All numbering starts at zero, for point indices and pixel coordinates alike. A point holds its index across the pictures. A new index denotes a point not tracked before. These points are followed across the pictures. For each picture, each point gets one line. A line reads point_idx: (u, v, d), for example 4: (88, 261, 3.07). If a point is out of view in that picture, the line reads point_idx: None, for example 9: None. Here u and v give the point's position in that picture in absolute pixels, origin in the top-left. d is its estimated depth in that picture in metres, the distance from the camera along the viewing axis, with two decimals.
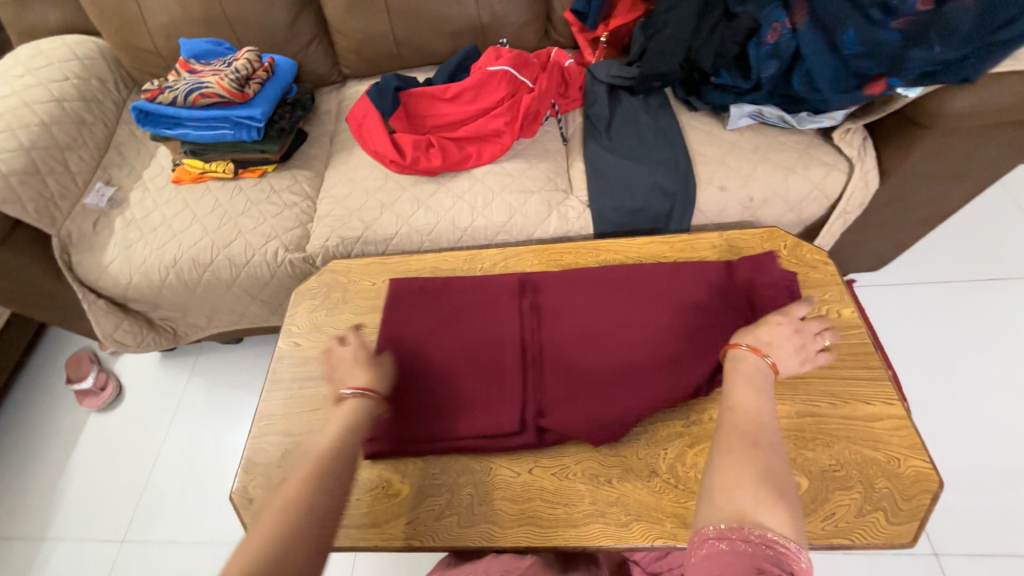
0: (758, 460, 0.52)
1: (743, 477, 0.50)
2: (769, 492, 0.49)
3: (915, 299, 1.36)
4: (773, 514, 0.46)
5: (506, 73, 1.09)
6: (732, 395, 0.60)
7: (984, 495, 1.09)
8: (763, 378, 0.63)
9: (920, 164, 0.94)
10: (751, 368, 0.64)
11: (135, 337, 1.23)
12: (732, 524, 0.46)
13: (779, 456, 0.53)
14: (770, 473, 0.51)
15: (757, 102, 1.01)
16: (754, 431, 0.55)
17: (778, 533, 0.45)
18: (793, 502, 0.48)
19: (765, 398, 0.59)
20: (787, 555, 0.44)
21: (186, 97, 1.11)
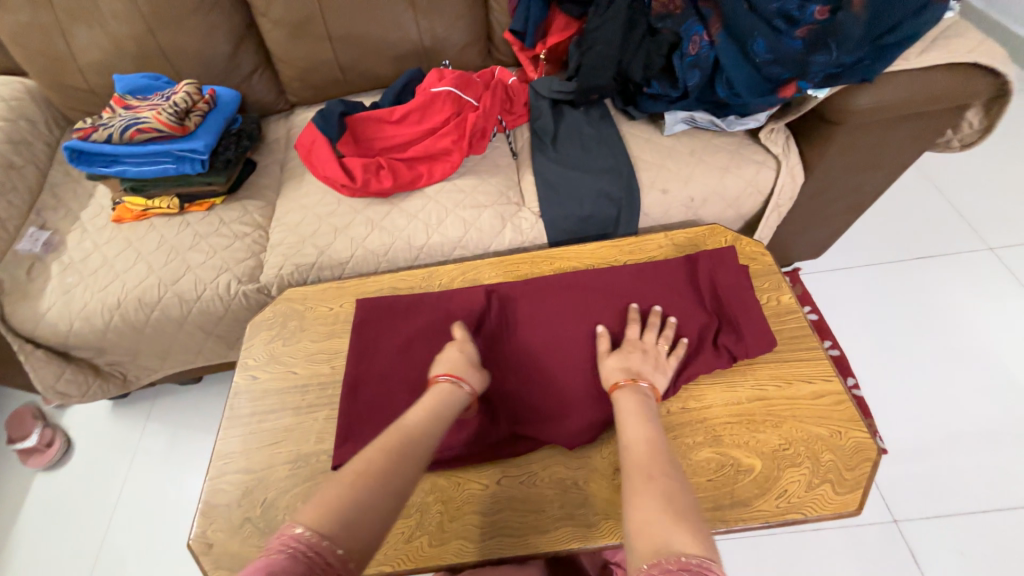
0: (659, 489, 0.55)
1: (651, 510, 0.53)
2: (672, 514, 0.52)
3: (854, 282, 1.45)
4: (680, 536, 0.49)
5: (450, 93, 1.12)
6: (625, 433, 0.66)
7: (931, 459, 1.17)
8: (646, 406, 0.70)
9: (838, 157, 1.02)
10: (636, 398, 0.71)
11: (80, 387, 1.17)
12: (653, 560, 0.47)
13: (676, 480, 0.57)
14: (675, 499, 0.54)
15: (687, 108, 1.06)
16: (650, 463, 0.60)
17: (690, 554, 0.46)
18: (697, 519, 0.52)
19: (652, 427, 0.66)
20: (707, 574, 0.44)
21: (122, 133, 1.08)
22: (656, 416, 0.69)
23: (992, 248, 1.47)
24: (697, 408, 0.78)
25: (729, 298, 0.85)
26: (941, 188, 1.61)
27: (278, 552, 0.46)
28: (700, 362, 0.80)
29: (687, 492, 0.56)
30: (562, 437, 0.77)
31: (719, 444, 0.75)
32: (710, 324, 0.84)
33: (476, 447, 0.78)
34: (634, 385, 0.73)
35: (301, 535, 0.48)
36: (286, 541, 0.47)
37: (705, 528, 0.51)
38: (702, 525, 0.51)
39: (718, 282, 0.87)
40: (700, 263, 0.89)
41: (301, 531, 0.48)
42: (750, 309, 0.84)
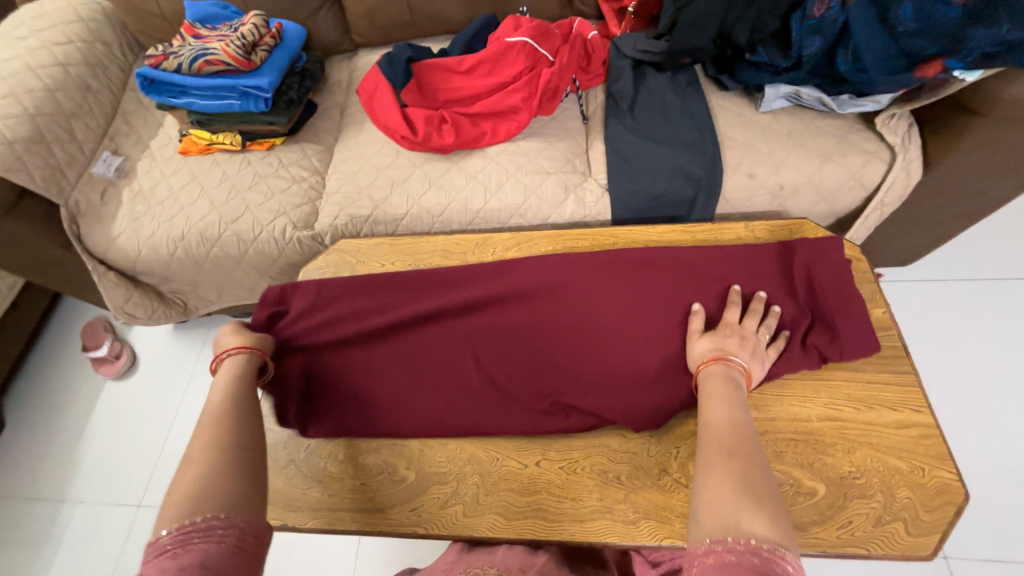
0: (737, 470, 0.53)
1: (724, 488, 0.51)
2: (748, 496, 0.50)
3: (948, 297, 1.30)
4: (752, 518, 0.47)
5: (526, 45, 1.03)
6: (707, 412, 0.62)
7: (1002, 500, 1.06)
8: (737, 390, 0.64)
9: (969, 154, 0.87)
10: (724, 378, 0.66)
11: (146, 311, 1.23)
12: (718, 536, 0.47)
13: (758, 462, 0.54)
14: (751, 481, 0.51)
15: (795, 82, 0.93)
16: (732, 442, 0.56)
17: (761, 539, 0.45)
18: (774, 506, 0.49)
19: (738, 409, 0.61)
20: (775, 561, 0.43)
21: (191, 64, 1.07)
22: (746, 399, 0.64)
23: None
24: (759, 419, 0.72)
25: (828, 294, 0.77)
26: None
27: (157, 558, 0.48)
28: (787, 361, 0.73)
29: (770, 475, 0.53)
30: (626, 417, 0.74)
31: (780, 461, 0.69)
32: (802, 318, 0.76)
33: (525, 420, 0.76)
34: (725, 363, 0.68)
35: (162, 539, 0.50)
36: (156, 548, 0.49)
37: (784, 515, 0.48)
38: (780, 511, 0.49)
39: (816, 275, 0.78)
40: (796, 253, 0.81)
41: (163, 534, 0.50)
42: (854, 309, 0.75)
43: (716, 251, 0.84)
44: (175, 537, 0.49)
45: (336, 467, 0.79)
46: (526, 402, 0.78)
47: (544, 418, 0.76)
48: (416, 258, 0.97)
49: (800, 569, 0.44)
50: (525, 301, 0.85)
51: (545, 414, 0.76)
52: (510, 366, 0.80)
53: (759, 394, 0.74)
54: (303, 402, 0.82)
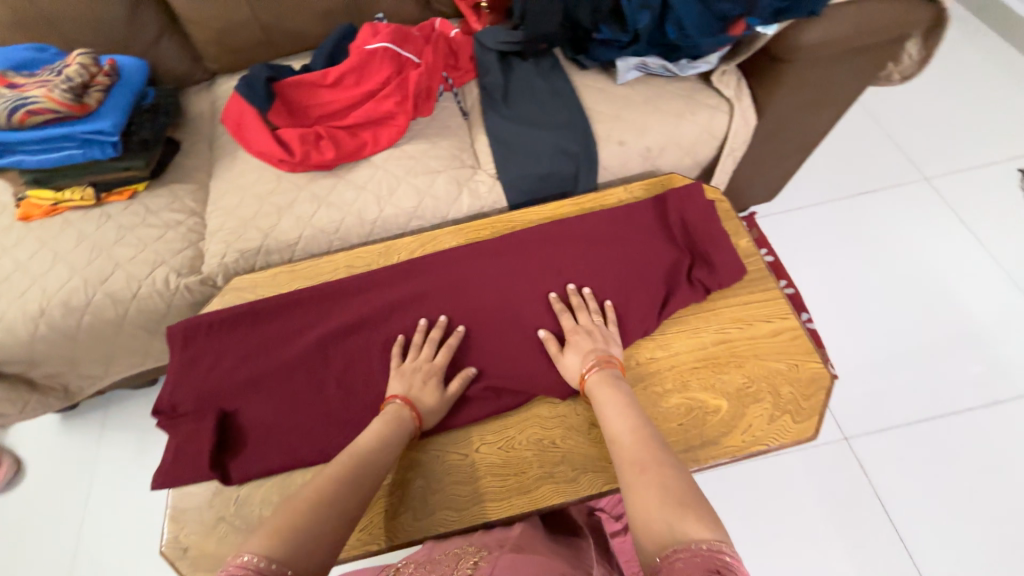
0: (653, 480, 0.57)
1: (652, 502, 0.54)
2: (672, 501, 0.54)
3: (808, 220, 1.50)
4: (686, 524, 0.51)
5: (388, 50, 1.03)
6: (606, 424, 0.67)
7: (876, 379, 1.27)
8: (622, 391, 0.70)
9: (787, 96, 1.02)
10: (605, 383, 0.71)
11: (16, 405, 1.07)
12: (665, 552, 0.49)
13: (673, 465, 0.59)
14: (672, 485, 0.56)
15: (639, 53, 1.02)
16: (644, 452, 0.61)
17: (700, 539, 0.48)
18: (696, 504, 0.53)
19: (632, 413, 0.67)
20: (716, 553, 0.47)
21: (9, 116, 0.93)
22: (630, 394, 0.71)
23: (928, 178, 1.55)
24: (664, 357, 0.80)
25: (701, 232, 0.87)
26: (882, 123, 1.66)
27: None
28: (675, 300, 0.82)
29: (681, 470, 0.58)
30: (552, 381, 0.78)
31: (688, 389, 0.77)
32: (682, 259, 0.85)
33: (459, 410, 0.78)
34: (603, 371, 0.73)
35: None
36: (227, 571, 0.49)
37: (707, 507, 0.53)
38: (703, 505, 0.53)
39: (688, 217, 0.88)
40: (669, 203, 0.89)
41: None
42: (723, 244, 0.85)
43: (603, 215, 0.91)
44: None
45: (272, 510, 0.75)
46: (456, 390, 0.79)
47: (478, 404, 0.78)
48: (319, 279, 0.94)
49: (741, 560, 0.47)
50: (435, 296, 0.86)
51: (478, 400, 0.78)
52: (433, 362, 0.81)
53: (659, 335, 0.82)
54: (229, 450, 0.79)
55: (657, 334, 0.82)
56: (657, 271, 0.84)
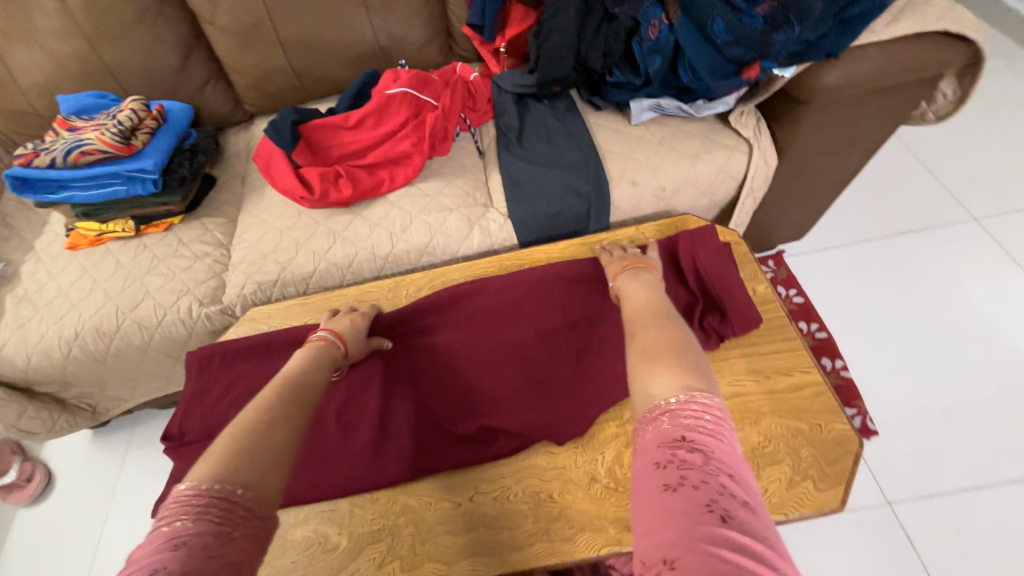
0: (640, 340, 0.57)
1: (633, 361, 0.54)
2: (651, 355, 0.53)
3: (842, 259, 1.42)
4: (653, 376, 0.50)
5: (406, 94, 1.08)
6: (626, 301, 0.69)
7: (923, 435, 1.15)
8: (649, 280, 0.73)
9: (809, 137, 0.99)
10: (627, 276, 0.75)
11: (46, 423, 1.12)
12: (643, 415, 0.48)
13: (667, 324, 0.58)
14: (654, 344, 0.55)
15: (652, 95, 1.03)
16: (644, 316, 0.61)
17: (670, 397, 0.47)
18: (678, 352, 0.52)
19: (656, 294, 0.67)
20: (686, 415, 0.45)
21: (66, 156, 1.03)
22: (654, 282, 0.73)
23: (977, 218, 1.45)
24: None
25: (719, 274, 0.83)
26: (922, 159, 1.58)
27: (165, 553, 0.40)
28: None
29: (675, 327, 0.58)
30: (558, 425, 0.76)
31: None
32: (694, 304, 0.81)
33: (453, 452, 0.76)
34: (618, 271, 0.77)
35: (181, 529, 0.41)
36: (172, 509, 0.43)
37: (681, 358, 0.51)
38: (685, 355, 0.52)
39: (701, 260, 0.84)
40: (681, 244, 0.86)
41: (181, 523, 0.42)
42: (738, 291, 0.81)
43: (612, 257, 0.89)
44: (196, 526, 0.42)
45: None
46: (456, 431, 0.77)
47: (472, 445, 0.76)
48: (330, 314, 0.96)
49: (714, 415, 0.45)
50: (442, 334, 0.86)
51: (473, 441, 0.76)
52: (437, 401, 0.80)
53: None
54: None
55: None
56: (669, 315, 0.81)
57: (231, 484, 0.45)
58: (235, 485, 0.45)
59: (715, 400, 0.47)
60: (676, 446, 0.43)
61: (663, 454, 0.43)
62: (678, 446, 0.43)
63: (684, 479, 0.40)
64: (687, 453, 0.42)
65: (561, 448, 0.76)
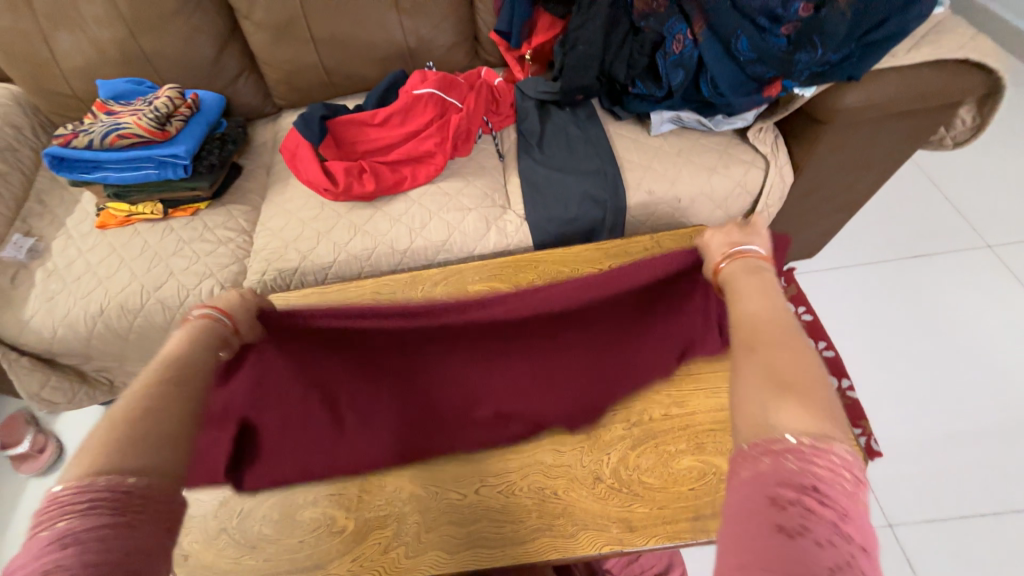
0: (765, 357, 0.43)
1: (750, 381, 0.41)
2: (774, 386, 0.40)
3: (853, 280, 1.43)
4: (784, 408, 0.38)
5: (433, 95, 1.11)
6: (736, 306, 0.52)
7: (928, 460, 1.15)
8: (767, 282, 0.54)
9: (826, 156, 1.00)
10: (747, 270, 0.56)
11: (66, 395, 1.17)
12: (748, 439, 0.37)
13: (796, 346, 0.44)
14: (781, 367, 0.41)
15: (673, 108, 1.05)
16: (772, 329, 0.46)
17: (798, 433, 0.36)
18: (807, 391, 0.39)
19: (778, 301, 0.50)
20: (820, 461, 0.34)
21: (103, 138, 1.07)
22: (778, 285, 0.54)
23: (991, 245, 1.45)
24: (680, 415, 0.79)
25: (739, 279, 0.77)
26: (938, 184, 1.59)
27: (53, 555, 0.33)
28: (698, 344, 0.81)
29: (805, 354, 0.43)
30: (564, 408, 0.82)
31: (702, 451, 0.75)
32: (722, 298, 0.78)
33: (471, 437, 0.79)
34: (739, 258, 0.58)
35: (68, 529, 0.34)
36: (51, 511, 0.35)
37: (825, 398, 0.39)
38: (814, 392, 0.39)
39: None
40: None
41: (64, 525, 0.34)
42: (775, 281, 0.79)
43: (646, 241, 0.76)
44: (83, 524, 0.34)
45: (270, 529, 0.75)
46: (472, 416, 0.81)
47: (489, 429, 0.79)
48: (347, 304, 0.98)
49: (850, 466, 0.35)
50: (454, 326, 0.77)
51: (490, 426, 0.80)
52: (454, 386, 0.83)
53: (675, 390, 0.81)
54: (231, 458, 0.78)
55: (668, 388, 0.81)
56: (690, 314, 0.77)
57: (122, 474, 0.37)
58: (127, 474, 0.37)
59: (858, 456, 0.36)
60: (802, 491, 0.33)
61: (782, 493, 0.33)
62: (807, 492, 0.33)
63: (805, 531, 0.31)
64: (818, 507, 0.32)
65: (568, 448, 0.77)
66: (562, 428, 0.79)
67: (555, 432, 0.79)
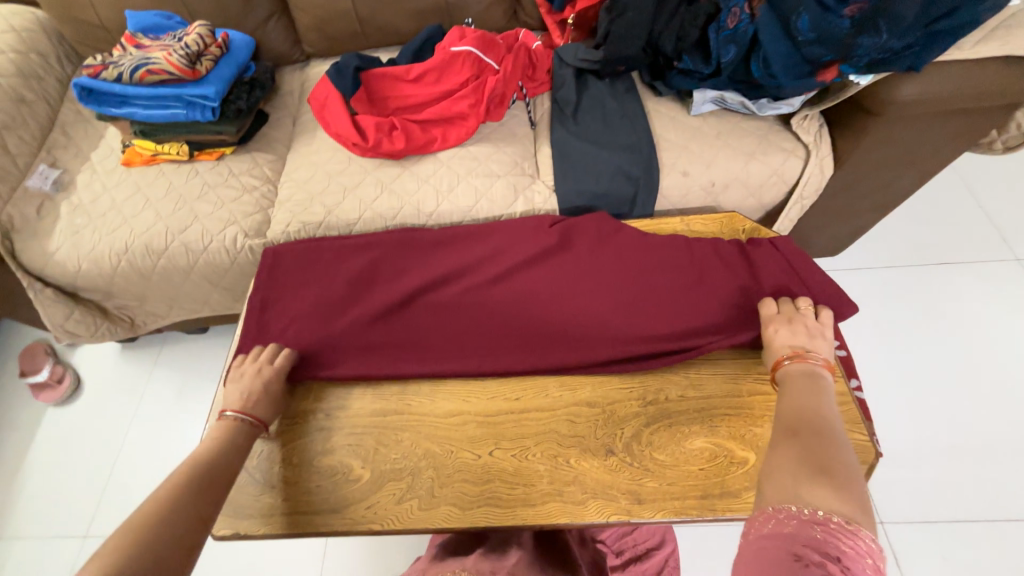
0: (801, 444, 0.55)
1: (784, 461, 0.53)
2: (808, 471, 0.50)
3: (874, 282, 1.41)
4: (813, 490, 0.47)
5: (471, 54, 1.08)
6: (792, 400, 0.65)
7: (930, 469, 1.16)
8: (820, 383, 0.67)
9: (872, 151, 0.97)
10: (804, 374, 0.69)
11: (88, 328, 1.18)
12: (780, 506, 0.46)
13: (829, 441, 0.55)
14: (811, 454, 0.53)
15: (718, 87, 1.02)
16: (807, 424, 0.58)
17: (828, 512, 0.44)
18: (845, 480, 0.49)
19: (822, 402, 0.63)
20: (847, 538, 0.41)
21: (132, 73, 1.05)
22: (830, 391, 0.66)
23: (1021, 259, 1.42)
24: (697, 397, 0.79)
25: (763, 281, 0.85)
26: (975, 191, 1.54)
27: None
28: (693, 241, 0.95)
29: (842, 449, 0.54)
30: (556, 227, 0.96)
31: (715, 434, 0.76)
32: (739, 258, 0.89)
33: None
34: (801, 362, 0.71)
35: None
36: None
37: (852, 486, 0.48)
38: (848, 482, 0.49)
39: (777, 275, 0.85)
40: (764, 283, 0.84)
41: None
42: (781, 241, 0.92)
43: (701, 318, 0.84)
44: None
45: (289, 471, 0.78)
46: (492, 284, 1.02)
47: None
48: None
49: (876, 553, 0.41)
50: None
51: None
52: None
53: (697, 374, 0.81)
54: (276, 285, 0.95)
55: (688, 370, 0.82)
56: (697, 258, 0.89)
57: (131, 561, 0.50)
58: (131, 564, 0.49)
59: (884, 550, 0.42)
60: (826, 556, 0.39)
61: (806, 552, 0.40)
62: (832, 560, 0.39)
63: None
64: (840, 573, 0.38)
65: (583, 420, 0.78)
66: (580, 399, 0.80)
67: (572, 403, 0.80)
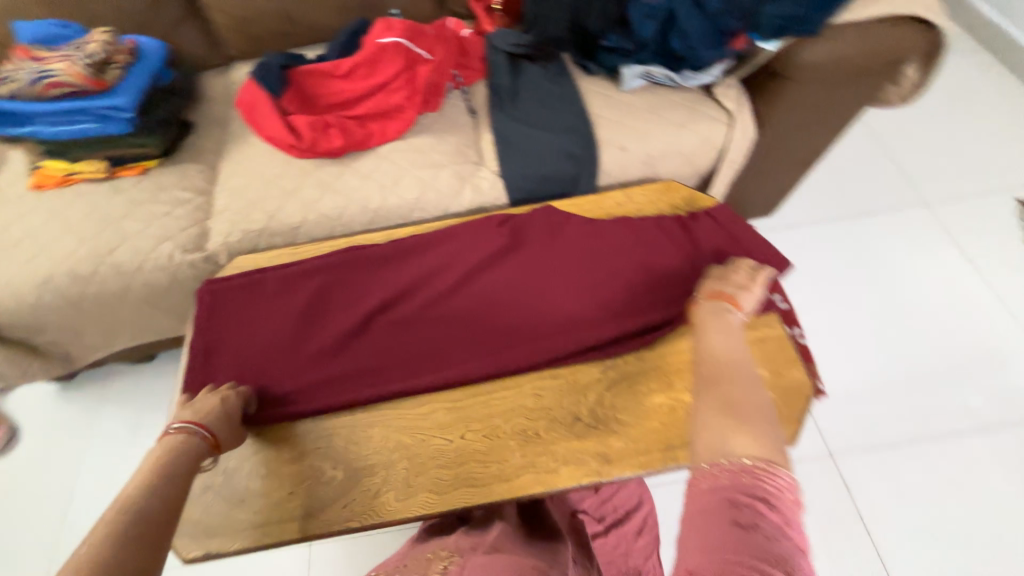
0: (728, 393, 0.58)
1: (711, 415, 0.55)
2: (732, 421, 0.53)
3: (806, 237, 1.52)
4: (740, 438, 0.50)
5: (399, 46, 1.06)
6: (710, 341, 0.69)
7: (868, 401, 1.28)
8: (727, 321, 0.73)
9: (789, 113, 1.05)
10: (714, 311, 0.75)
11: (17, 368, 1.09)
12: (711, 461, 0.49)
13: (752, 389, 0.58)
14: (736, 402, 0.56)
15: (644, 62, 1.06)
16: (728, 372, 0.62)
17: (753, 459, 0.48)
18: (762, 424, 0.53)
19: (734, 343, 0.68)
20: (771, 481, 0.46)
21: (30, 87, 0.96)
22: (734, 326, 0.72)
23: (928, 204, 1.57)
24: (652, 357, 0.84)
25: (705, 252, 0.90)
26: (885, 146, 1.69)
27: None
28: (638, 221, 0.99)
29: (752, 391, 0.58)
30: (505, 224, 0.96)
31: (672, 388, 0.81)
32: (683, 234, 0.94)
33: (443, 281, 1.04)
34: (713, 300, 0.77)
35: None
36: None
37: (769, 430, 0.52)
38: (761, 424, 0.53)
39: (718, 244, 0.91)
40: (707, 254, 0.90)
41: None
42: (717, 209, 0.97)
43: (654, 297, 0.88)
44: None
45: (258, 484, 0.76)
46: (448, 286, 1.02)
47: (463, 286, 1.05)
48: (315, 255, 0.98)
49: (791, 484, 0.47)
50: None
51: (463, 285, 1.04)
52: None
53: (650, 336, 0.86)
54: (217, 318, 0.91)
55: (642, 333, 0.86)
56: (646, 238, 0.92)
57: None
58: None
59: (797, 481, 0.47)
60: (755, 498, 0.44)
61: (738, 497, 0.45)
62: (759, 500, 0.44)
63: (759, 527, 0.42)
64: (767, 512, 0.43)
65: (548, 394, 0.81)
66: (544, 373, 0.83)
67: (537, 378, 0.83)
